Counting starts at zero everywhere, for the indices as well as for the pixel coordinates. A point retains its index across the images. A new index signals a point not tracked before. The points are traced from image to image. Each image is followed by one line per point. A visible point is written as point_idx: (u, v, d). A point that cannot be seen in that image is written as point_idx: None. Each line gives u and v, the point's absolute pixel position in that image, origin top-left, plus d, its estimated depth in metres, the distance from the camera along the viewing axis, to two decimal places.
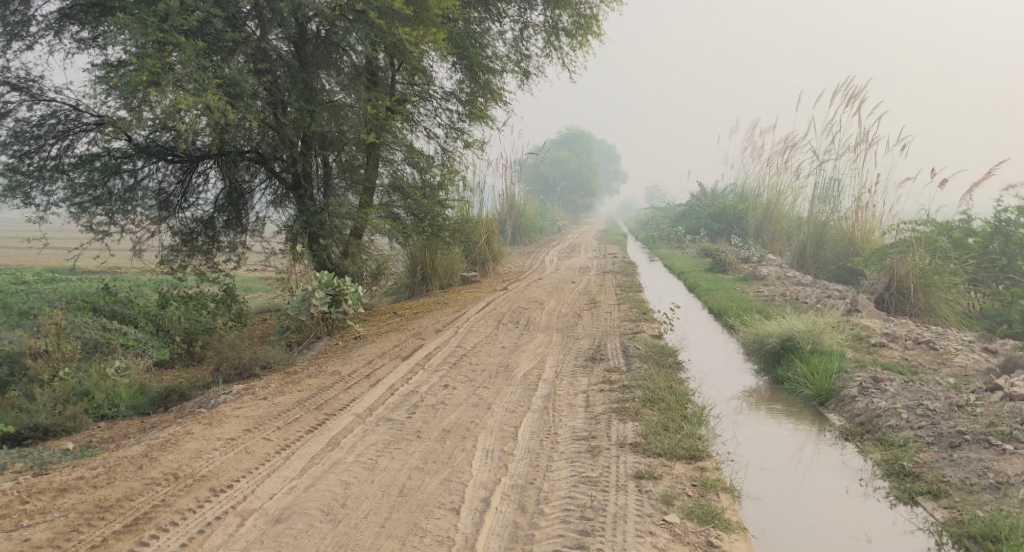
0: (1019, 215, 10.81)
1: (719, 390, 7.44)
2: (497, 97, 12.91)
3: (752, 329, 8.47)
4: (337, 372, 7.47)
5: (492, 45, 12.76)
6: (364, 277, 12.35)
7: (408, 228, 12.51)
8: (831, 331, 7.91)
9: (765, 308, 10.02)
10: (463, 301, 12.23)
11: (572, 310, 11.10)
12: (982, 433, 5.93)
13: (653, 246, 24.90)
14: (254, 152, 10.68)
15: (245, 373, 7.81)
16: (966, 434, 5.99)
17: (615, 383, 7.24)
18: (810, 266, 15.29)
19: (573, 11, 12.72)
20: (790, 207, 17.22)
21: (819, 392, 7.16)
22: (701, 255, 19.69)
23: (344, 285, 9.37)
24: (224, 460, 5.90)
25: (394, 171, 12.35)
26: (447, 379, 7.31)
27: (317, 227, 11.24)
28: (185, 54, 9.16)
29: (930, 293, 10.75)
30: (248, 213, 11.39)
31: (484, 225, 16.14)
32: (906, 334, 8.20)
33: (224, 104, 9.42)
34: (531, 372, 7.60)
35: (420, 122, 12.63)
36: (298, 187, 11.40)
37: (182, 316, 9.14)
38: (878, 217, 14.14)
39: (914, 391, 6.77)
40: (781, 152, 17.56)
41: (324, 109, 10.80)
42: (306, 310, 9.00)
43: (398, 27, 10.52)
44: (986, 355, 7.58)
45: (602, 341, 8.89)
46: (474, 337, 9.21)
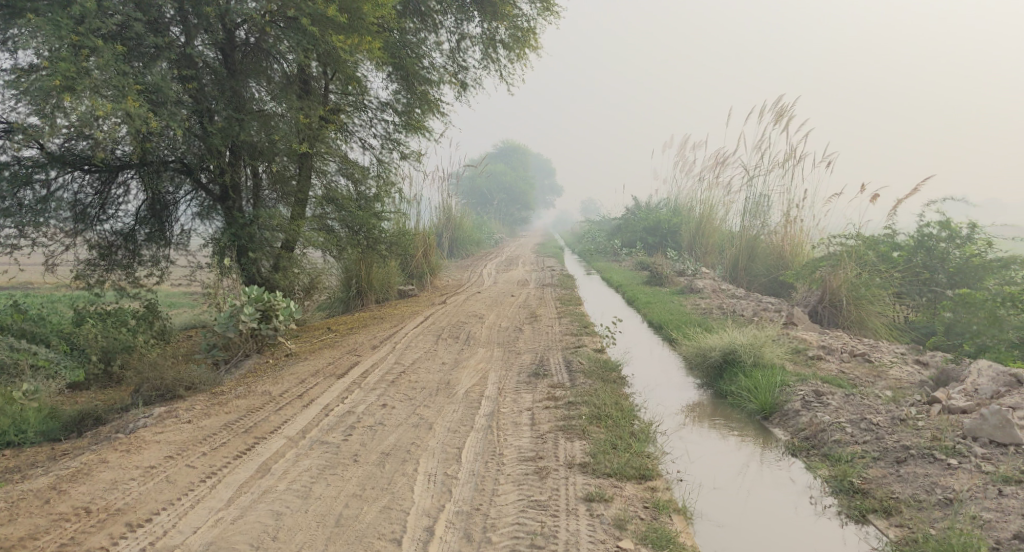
0: (940, 230, 11.25)
1: (663, 404, 7.37)
2: (435, 108, 12.70)
3: (694, 343, 8.44)
4: (268, 392, 7.10)
5: (429, 56, 12.57)
6: (296, 291, 11.96)
7: (342, 240, 12.21)
8: (772, 344, 7.94)
9: (705, 321, 10.03)
10: (400, 316, 11.92)
11: (513, 324, 10.94)
12: (927, 447, 5.99)
13: (589, 259, 24.99)
14: (180, 161, 10.23)
15: (168, 395, 7.38)
16: (912, 448, 6.04)
17: (560, 400, 7.09)
18: (742, 279, 15.48)
19: (511, 24, 12.63)
20: (722, 221, 17.51)
21: (763, 406, 7.15)
22: (637, 269, 19.81)
23: (275, 300, 8.93)
24: (143, 492, 5.50)
25: (327, 183, 12.02)
26: (385, 398, 7.02)
27: (247, 240, 10.86)
28: (103, 58, 8.75)
29: (862, 306, 10.92)
30: (171, 225, 10.87)
31: (420, 237, 15.87)
32: (843, 346, 8.29)
33: (146, 111, 9.01)
34: (473, 389, 7.38)
35: (355, 133, 12.34)
36: (226, 199, 11.02)
37: (98, 334, 8.60)
38: (807, 231, 14.46)
39: (856, 405, 6.81)
40: (713, 167, 17.84)
41: (254, 119, 10.49)
42: (233, 326, 8.60)
43: (332, 34, 10.24)
44: (919, 367, 7.71)
45: (544, 355, 8.74)
46: (413, 353, 8.94)
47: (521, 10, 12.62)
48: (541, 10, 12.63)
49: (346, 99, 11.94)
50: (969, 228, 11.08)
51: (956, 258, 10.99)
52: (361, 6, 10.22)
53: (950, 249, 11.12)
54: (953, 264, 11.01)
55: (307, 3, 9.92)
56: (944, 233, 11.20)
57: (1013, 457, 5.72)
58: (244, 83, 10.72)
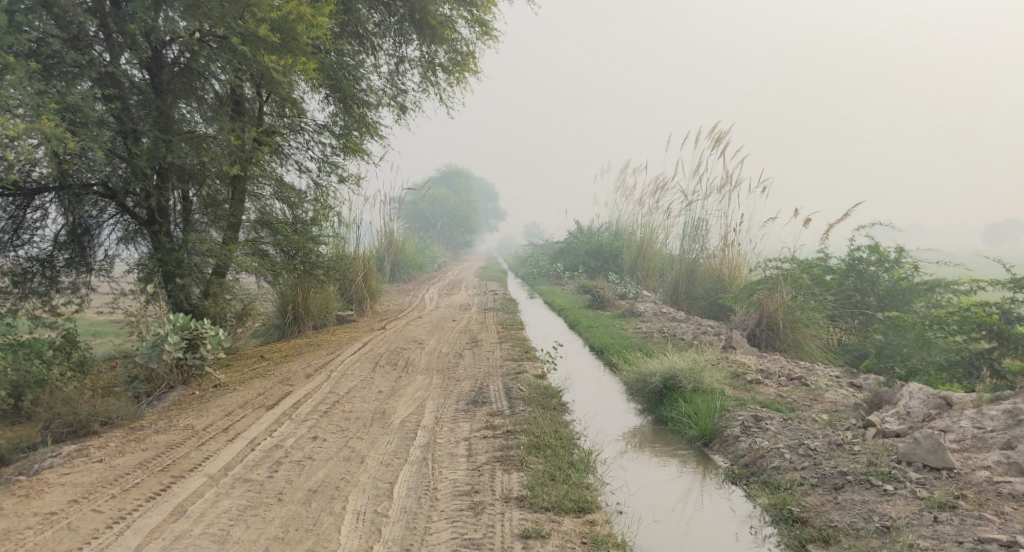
0: (869, 254, 11.52)
1: (604, 432, 7.26)
2: (373, 131, 12.52)
3: (635, 368, 8.38)
4: (191, 426, 6.75)
5: (367, 78, 12.38)
6: (229, 318, 11.53)
7: (278, 265, 11.80)
8: (711, 369, 7.92)
9: (645, 346, 10.00)
10: (337, 342, 11.60)
11: (453, 350, 10.73)
12: (864, 474, 6.00)
13: (533, 283, 24.95)
14: (102, 184, 9.89)
15: (81, 431, 7.04)
16: (849, 474, 6.04)
17: (499, 429, 6.91)
18: (682, 303, 15.60)
19: (450, 47, 12.55)
20: (662, 245, 17.65)
21: (703, 432, 7.10)
22: (580, 292, 19.82)
23: (203, 329, 8.59)
24: (40, 542, 5.13)
25: (262, 206, 11.70)
26: (316, 430, 6.75)
27: (174, 265, 10.47)
28: (16, 75, 8.41)
29: (798, 329, 11.02)
30: (93, 250, 10.45)
31: (360, 262, 15.56)
32: (780, 370, 8.32)
33: (63, 131, 8.67)
34: (409, 418, 7.16)
35: (291, 155, 12.06)
36: (152, 223, 10.60)
37: (9, 365, 8.18)
38: (744, 255, 14.65)
39: (794, 429, 6.82)
40: (653, 192, 18.04)
41: (183, 140, 10.14)
42: (157, 356, 8.25)
43: (264, 54, 10.00)
44: (854, 390, 7.77)
45: (484, 382, 8.56)
46: (349, 382, 8.66)
47: (460, 34, 12.56)
48: (479, 35, 12.59)
49: (281, 120, 11.70)
50: (897, 252, 11.39)
51: (885, 281, 11.28)
52: (294, 26, 10.02)
53: (880, 272, 11.40)
54: (883, 286, 11.28)
55: (238, 22, 9.68)
56: (873, 257, 11.48)
57: (946, 482, 5.77)
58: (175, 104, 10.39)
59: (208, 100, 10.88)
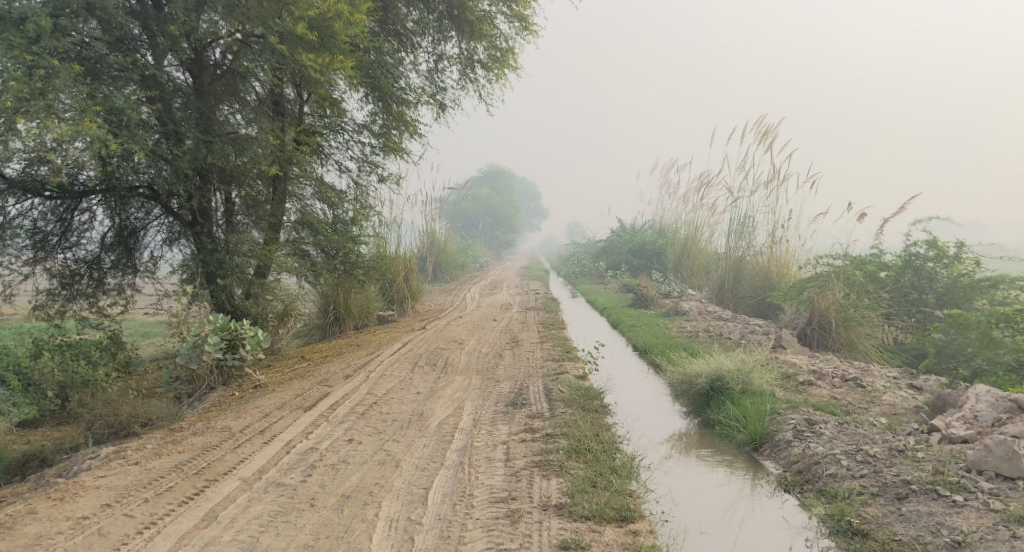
0: (927, 249, 11.02)
1: (648, 435, 7.01)
2: (411, 129, 12.42)
3: (680, 369, 8.10)
4: (227, 428, 6.68)
5: (405, 76, 12.27)
6: (270, 319, 11.53)
7: (318, 265, 11.76)
8: (760, 370, 7.61)
9: (690, 346, 9.70)
10: (376, 342, 11.53)
11: (493, 350, 10.57)
12: (930, 483, 5.66)
13: (575, 282, 24.71)
14: (149, 187, 9.91)
15: (121, 432, 7.00)
16: (913, 483, 5.70)
17: (538, 432, 6.71)
18: (728, 302, 15.21)
19: (489, 44, 12.37)
20: (707, 242, 17.26)
21: (753, 436, 6.80)
22: (623, 291, 19.52)
23: (241, 330, 8.56)
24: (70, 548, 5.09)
25: (302, 207, 11.68)
26: (353, 433, 6.63)
27: (216, 266, 10.50)
28: (60, 78, 8.48)
29: (851, 327, 10.66)
30: (138, 252, 10.46)
31: (401, 262, 15.50)
32: (834, 371, 7.95)
33: (106, 133, 8.72)
34: (447, 421, 7.00)
35: (331, 155, 12.04)
36: (195, 224, 10.60)
37: (55, 369, 8.27)
38: (792, 252, 14.19)
39: (850, 434, 6.48)
40: (697, 189, 17.67)
41: (224, 140, 10.15)
42: (197, 357, 8.24)
43: (302, 52, 9.95)
44: (912, 392, 7.37)
45: (524, 383, 8.36)
46: (388, 383, 8.54)
47: (499, 30, 12.37)
48: (519, 30, 12.40)
49: (321, 120, 11.69)
50: (956, 247, 10.89)
51: (945, 278, 10.80)
52: (332, 23, 9.96)
53: (938, 268, 10.92)
54: (942, 283, 10.82)
55: (276, 20, 9.64)
56: (931, 253, 11.00)
57: (1022, 493, 5.41)
58: (218, 105, 10.41)
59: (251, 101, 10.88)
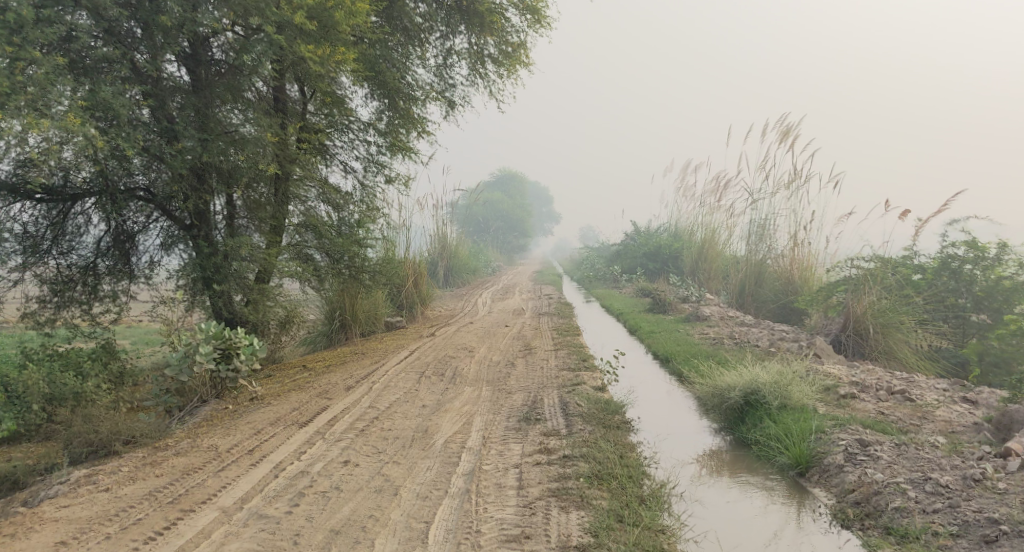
0: (966, 251, 10.33)
1: (677, 457, 6.38)
2: (419, 127, 11.85)
3: (708, 381, 7.48)
4: (213, 447, 6.11)
5: (413, 72, 11.71)
6: (272, 326, 10.94)
7: (322, 269, 11.18)
8: (799, 382, 6.99)
9: (717, 354, 9.08)
10: (383, 351, 10.95)
11: (505, 359, 9.96)
12: (1022, 522, 5.00)
13: (589, 286, 24.11)
14: (147, 190, 9.47)
15: (102, 452, 6.45)
16: (1003, 523, 5.05)
17: (555, 453, 6.11)
18: (750, 307, 14.52)
19: (500, 38, 11.78)
20: (725, 245, 16.59)
21: (797, 459, 6.17)
22: (639, 295, 18.88)
23: (237, 339, 8.01)
24: None
25: (306, 208, 11.11)
26: (349, 453, 6.05)
27: (213, 271, 9.88)
28: (44, 70, 7.97)
29: (890, 333, 10.04)
30: (135, 256, 9.89)
31: (411, 266, 14.94)
32: (878, 382, 7.29)
33: (92, 130, 8.22)
34: (454, 438, 6.41)
35: (335, 154, 11.52)
36: (193, 227, 10.02)
37: (42, 379, 7.70)
38: (815, 254, 13.46)
39: (911, 459, 5.84)
40: (714, 191, 17.05)
41: (220, 138, 9.50)
42: (188, 369, 7.67)
43: (301, 44, 9.40)
44: (968, 406, 6.71)
45: (539, 395, 7.76)
46: (392, 395, 7.97)
47: (510, 23, 11.79)
48: (531, 23, 11.81)
49: (324, 118, 11.19)
50: (997, 248, 10.18)
51: (984, 281, 10.13)
52: (332, 13, 9.43)
53: (977, 271, 10.24)
54: (980, 286, 10.15)
55: (274, 9, 9.11)
56: (970, 254, 10.29)
57: None
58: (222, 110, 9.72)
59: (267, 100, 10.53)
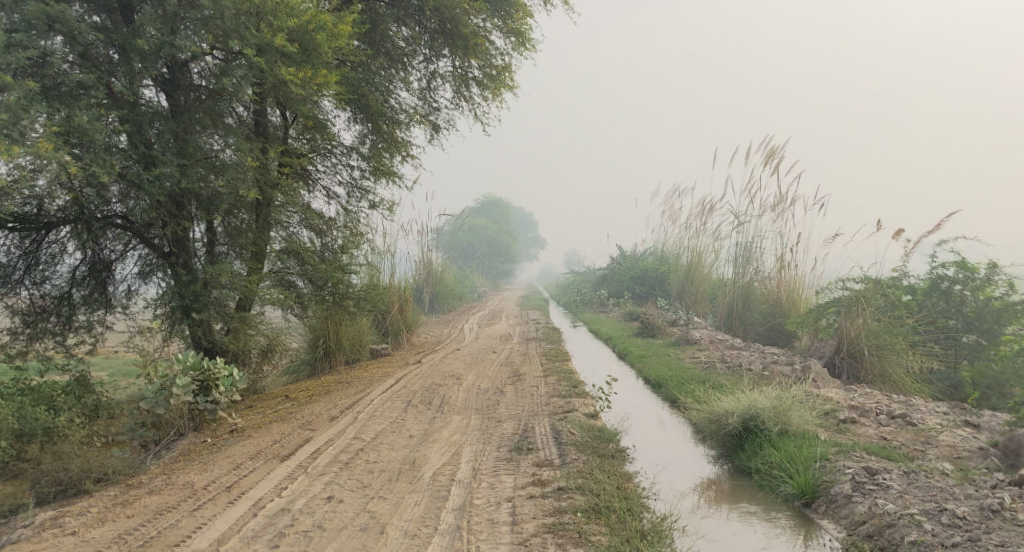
0: (956, 272, 10.25)
1: (674, 486, 6.18)
2: (403, 150, 11.68)
3: (705, 407, 7.27)
4: (189, 484, 5.82)
5: (396, 96, 11.57)
6: (253, 355, 10.64)
7: (305, 296, 10.91)
8: (799, 407, 6.79)
9: (711, 379, 8.88)
10: (368, 379, 10.67)
11: (494, 386, 9.72)
12: None
13: (576, 311, 23.93)
14: (125, 218, 9.20)
15: (71, 490, 6.14)
16: None
17: (549, 486, 5.86)
18: (737, 329, 14.26)
19: (484, 60, 11.67)
20: (711, 268, 16.49)
21: (803, 488, 5.97)
22: (627, 319, 18.71)
23: (215, 369, 7.77)
24: None
25: (288, 235, 10.90)
26: (333, 489, 5.77)
27: (192, 299, 9.61)
28: (16, 97, 7.78)
29: (884, 356, 9.87)
30: (112, 285, 9.59)
31: (396, 292, 14.70)
32: (878, 406, 7.11)
33: (66, 157, 8.03)
34: (443, 470, 6.17)
35: (317, 180, 11.34)
36: (171, 255, 9.71)
37: (11, 414, 7.25)
38: (802, 276, 13.37)
39: (922, 487, 5.65)
40: (700, 214, 16.97)
41: (198, 164, 9.29)
42: (164, 402, 7.42)
43: (281, 67, 9.22)
44: (971, 430, 6.55)
45: (530, 423, 7.52)
46: (378, 425, 7.69)
47: (494, 45, 11.69)
48: (515, 46, 11.70)
49: (305, 143, 11.00)
50: (988, 268, 10.09)
51: (973, 302, 10.08)
52: (314, 35, 9.38)
53: (967, 292, 10.19)
54: (970, 307, 10.09)
55: (253, 32, 8.95)
56: (960, 275, 10.22)
57: None
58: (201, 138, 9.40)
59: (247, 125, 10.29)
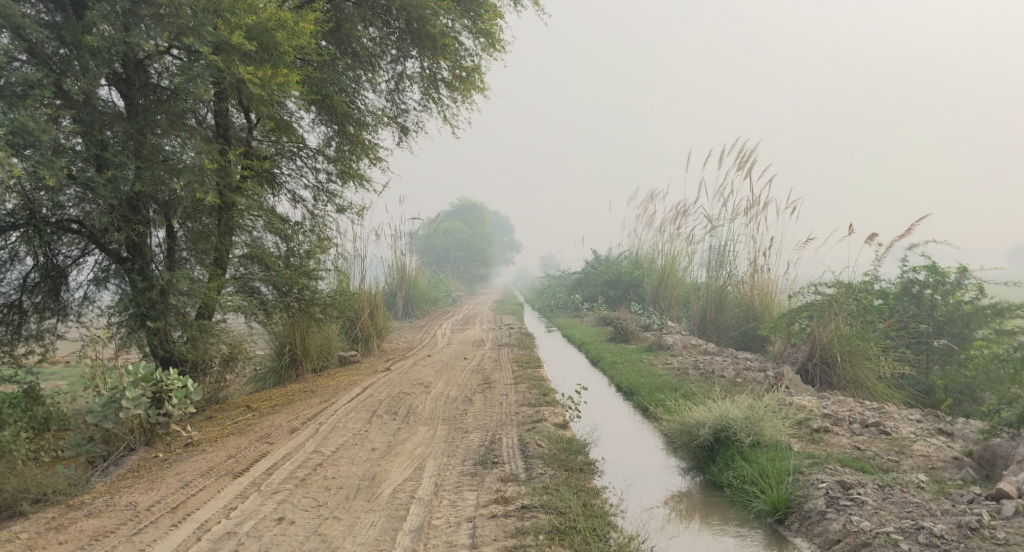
0: (927, 276, 10.21)
1: (645, 504, 5.98)
2: (371, 153, 11.39)
3: (676, 417, 7.09)
4: (133, 505, 5.70)
5: (363, 97, 11.29)
6: (213, 364, 10.25)
7: (269, 303, 10.58)
8: (772, 417, 6.64)
9: (683, 386, 8.71)
10: (334, 388, 10.37)
11: (462, 394, 9.47)
12: None
13: (551, 315, 23.74)
14: (79, 223, 8.87)
15: (8, 513, 5.78)
16: None
17: (512, 504, 5.68)
18: (712, 334, 14.15)
19: (453, 61, 11.43)
20: (685, 272, 16.36)
21: (776, 505, 5.80)
22: (602, 324, 18.53)
23: (168, 382, 7.43)
24: None
25: (251, 239, 10.52)
26: (285, 509, 5.61)
27: (147, 307, 9.20)
28: None
29: (857, 362, 9.76)
30: (66, 292, 9.25)
31: (366, 298, 14.37)
32: (852, 414, 6.97)
33: (9, 155, 7.61)
34: (403, 488, 5.94)
35: (283, 183, 11.00)
36: (128, 261, 9.36)
37: None
38: (774, 280, 13.28)
39: (898, 503, 5.51)
40: (673, 218, 16.85)
41: (157, 166, 8.92)
42: (113, 415, 7.08)
43: (239, 65, 8.96)
44: (945, 439, 6.43)
45: (497, 434, 7.28)
46: (339, 437, 7.42)
47: (463, 46, 11.45)
48: (485, 46, 11.46)
49: (270, 144, 10.70)
50: (958, 272, 10.07)
51: (944, 306, 10.02)
52: (274, 33, 9.09)
53: (937, 296, 10.13)
54: (941, 311, 10.01)
55: (210, 30, 8.69)
56: (930, 279, 10.19)
57: None
58: (159, 139, 9.05)
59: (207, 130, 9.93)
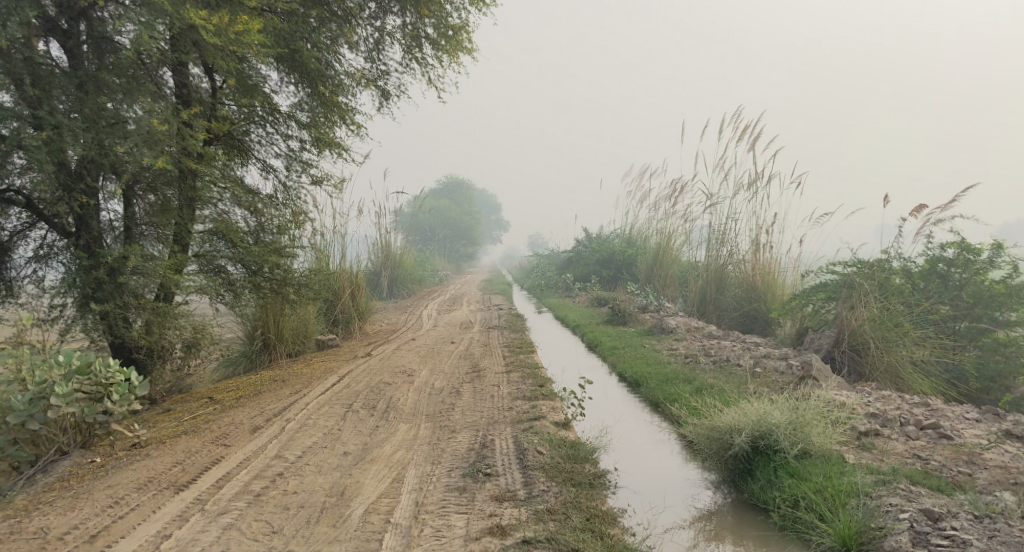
0: (958, 254, 9.26)
1: (663, 539, 5.18)
2: (347, 117, 10.30)
3: (703, 420, 6.22)
4: (43, 531, 4.99)
5: (339, 56, 10.20)
6: (175, 351, 9.13)
7: (237, 283, 9.52)
8: (819, 423, 5.88)
9: (696, 378, 7.82)
10: (308, 376, 9.37)
11: (449, 384, 8.51)
12: None
13: (541, 296, 22.70)
14: (23, 195, 7.82)
15: None
16: None
17: (511, 537, 4.94)
18: (712, 315, 13.24)
19: (438, 16, 10.31)
20: (682, 251, 15.41)
21: (845, 540, 5.04)
22: (597, 305, 17.56)
23: (107, 374, 6.39)
24: None
25: (217, 213, 9.36)
26: (230, 538, 4.89)
27: (93, 289, 8.10)
28: None
29: (890, 350, 8.71)
30: (10, 270, 8.15)
31: (346, 277, 13.32)
32: (901, 413, 6.28)
33: None
34: (380, 511, 5.17)
35: (252, 151, 9.90)
36: (77, 235, 8.22)
37: None
38: (778, 259, 12.34)
39: (1005, 542, 4.76)
40: (668, 195, 15.87)
41: (99, 130, 7.70)
42: (40, 415, 6.08)
43: (191, 10, 7.79)
44: (1018, 446, 5.75)
45: (487, 434, 6.36)
46: (308, 438, 6.46)
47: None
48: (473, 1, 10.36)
49: (237, 109, 9.55)
50: (991, 249, 9.15)
51: (972, 285, 9.10)
52: None
53: (965, 276, 9.22)
54: (968, 291, 9.10)
55: None
56: (960, 257, 9.25)
57: None
58: (106, 98, 7.84)
59: (167, 93, 8.74)
